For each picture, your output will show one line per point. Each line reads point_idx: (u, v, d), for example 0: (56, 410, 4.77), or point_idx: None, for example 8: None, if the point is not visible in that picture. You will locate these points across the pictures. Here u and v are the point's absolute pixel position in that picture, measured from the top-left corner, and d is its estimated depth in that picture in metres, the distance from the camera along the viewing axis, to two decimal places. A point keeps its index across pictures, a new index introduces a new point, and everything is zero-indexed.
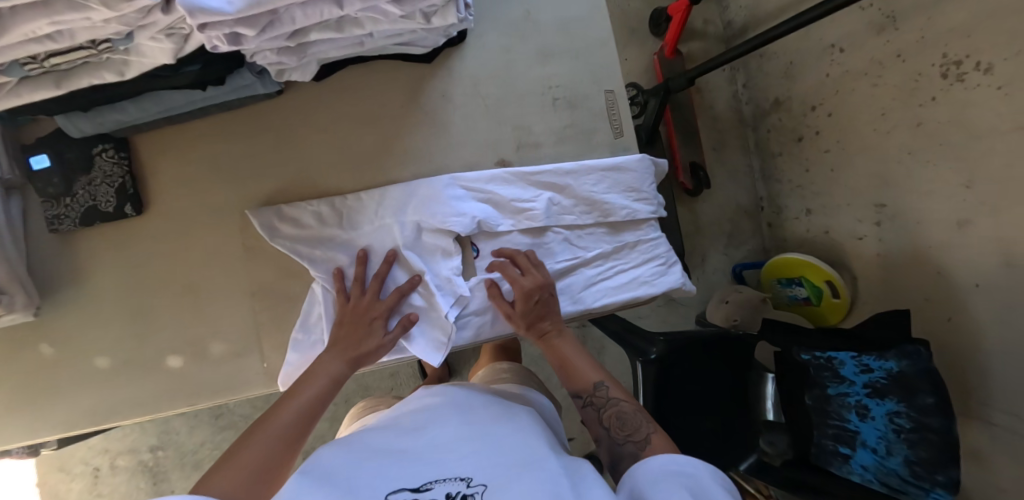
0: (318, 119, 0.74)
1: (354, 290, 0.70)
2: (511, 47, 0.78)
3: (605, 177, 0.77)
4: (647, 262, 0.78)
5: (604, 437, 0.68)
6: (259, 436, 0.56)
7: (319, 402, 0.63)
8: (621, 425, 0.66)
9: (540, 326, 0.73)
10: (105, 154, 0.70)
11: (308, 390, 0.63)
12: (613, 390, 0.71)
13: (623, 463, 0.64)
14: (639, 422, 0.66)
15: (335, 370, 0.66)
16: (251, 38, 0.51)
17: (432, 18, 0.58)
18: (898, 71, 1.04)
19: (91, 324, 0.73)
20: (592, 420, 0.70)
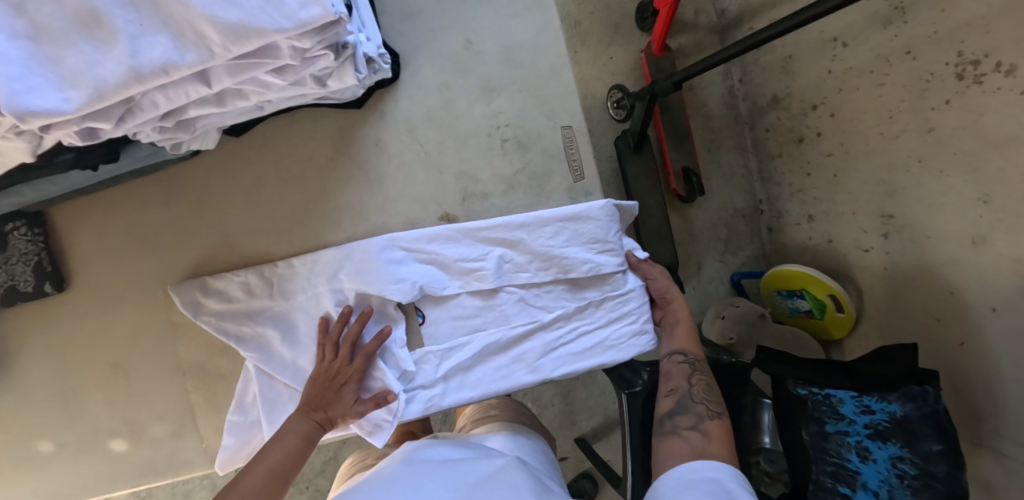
0: (239, 180, 0.68)
1: (330, 349, 0.64)
2: (451, 84, 0.70)
3: (563, 228, 0.68)
4: (615, 321, 0.71)
5: (681, 388, 0.67)
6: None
7: (287, 466, 0.59)
8: (708, 389, 0.67)
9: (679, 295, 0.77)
10: (18, 232, 0.66)
11: (270, 455, 0.59)
12: (703, 361, 0.72)
13: (684, 416, 0.64)
14: (717, 397, 0.67)
15: (304, 431, 0.61)
16: (111, 129, 0.45)
17: (328, 81, 0.51)
18: (907, 69, 0.92)
19: (20, 408, 0.69)
20: (678, 373, 0.69)
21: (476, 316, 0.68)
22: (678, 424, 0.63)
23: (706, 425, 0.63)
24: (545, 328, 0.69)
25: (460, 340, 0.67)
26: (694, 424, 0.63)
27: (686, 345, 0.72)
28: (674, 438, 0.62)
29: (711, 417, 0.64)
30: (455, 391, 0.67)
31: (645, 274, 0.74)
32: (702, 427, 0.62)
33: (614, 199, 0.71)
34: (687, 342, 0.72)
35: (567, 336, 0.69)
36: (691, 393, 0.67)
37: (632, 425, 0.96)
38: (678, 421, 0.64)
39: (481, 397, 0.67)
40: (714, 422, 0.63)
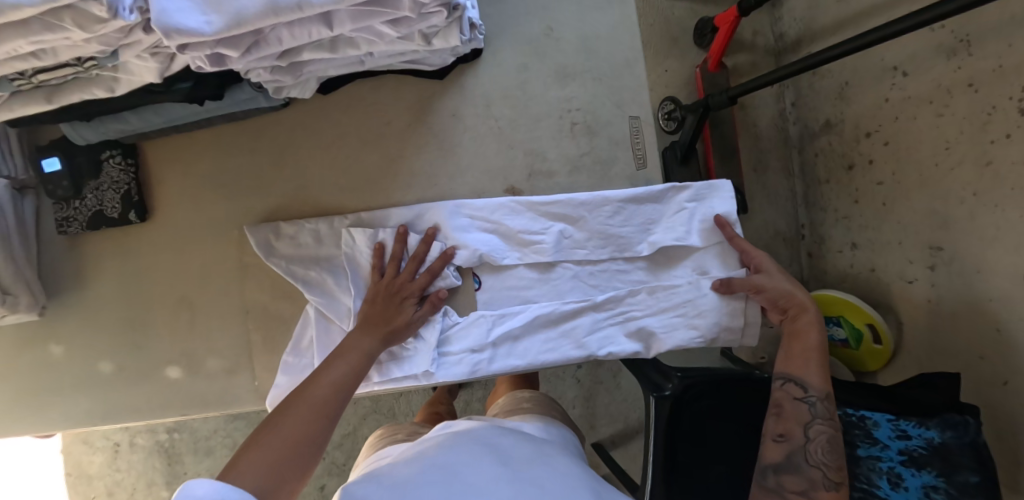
0: (322, 136, 0.71)
1: (388, 268, 0.67)
2: (528, 65, 0.73)
3: (622, 210, 0.71)
4: (661, 312, 0.71)
5: (795, 438, 0.64)
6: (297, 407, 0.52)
7: (350, 378, 0.58)
8: (830, 449, 0.63)
9: (803, 299, 0.68)
10: (113, 160, 0.70)
11: (342, 363, 0.59)
12: (828, 401, 0.64)
13: (793, 478, 0.62)
14: (838, 458, 0.63)
15: (363, 345, 0.62)
16: (236, 59, 0.48)
17: (433, 40, 0.53)
18: (968, 101, 0.92)
19: (91, 328, 0.74)
20: (793, 417, 0.64)
21: (534, 288, 0.71)
22: (784, 485, 0.62)
23: (816, 491, 0.61)
24: (597, 308, 0.71)
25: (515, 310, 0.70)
26: (803, 488, 0.62)
27: (807, 378, 0.64)
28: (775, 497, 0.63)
29: (826, 485, 0.61)
30: (502, 356, 0.69)
31: (740, 249, 0.71)
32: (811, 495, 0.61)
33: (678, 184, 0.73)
34: (808, 372, 0.64)
35: (615, 318, 0.71)
36: (807, 452, 0.63)
37: (659, 428, 0.97)
38: (784, 480, 0.63)
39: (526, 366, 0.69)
40: (828, 492, 0.61)
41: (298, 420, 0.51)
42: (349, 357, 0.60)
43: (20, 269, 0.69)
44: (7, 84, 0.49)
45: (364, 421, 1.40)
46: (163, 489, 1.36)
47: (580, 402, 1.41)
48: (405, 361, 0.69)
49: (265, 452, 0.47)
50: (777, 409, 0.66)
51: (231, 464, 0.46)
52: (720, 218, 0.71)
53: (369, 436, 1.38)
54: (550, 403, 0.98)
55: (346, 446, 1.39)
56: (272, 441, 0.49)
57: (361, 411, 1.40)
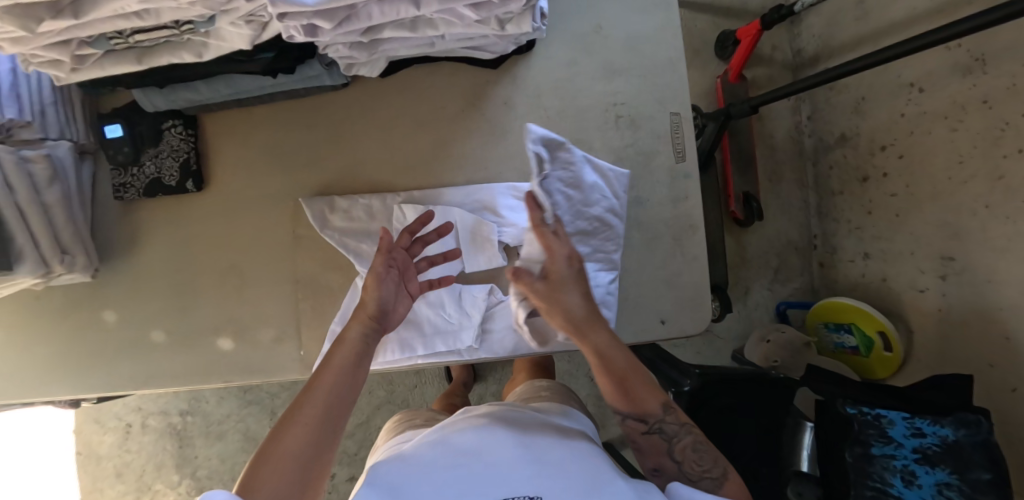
0: (378, 116, 0.74)
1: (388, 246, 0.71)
2: (578, 60, 0.76)
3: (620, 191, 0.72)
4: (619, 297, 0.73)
5: (666, 468, 0.59)
6: (296, 418, 0.51)
7: (347, 372, 0.57)
8: (697, 456, 0.57)
9: (580, 317, 0.60)
10: (175, 130, 0.73)
11: (335, 362, 0.57)
12: (668, 418, 0.60)
13: None
14: (708, 464, 0.56)
15: (356, 334, 0.60)
16: (327, 31, 0.51)
17: (506, 25, 0.57)
18: (982, 117, 0.97)
19: (140, 293, 0.75)
20: (654, 447, 0.60)
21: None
22: None
23: None
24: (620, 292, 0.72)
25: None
26: None
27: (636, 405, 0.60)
28: None
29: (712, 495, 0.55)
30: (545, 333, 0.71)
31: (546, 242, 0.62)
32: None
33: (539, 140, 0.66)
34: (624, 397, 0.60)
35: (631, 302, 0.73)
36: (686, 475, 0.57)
37: None
38: None
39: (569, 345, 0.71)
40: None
41: (301, 437, 0.50)
42: (342, 352, 0.58)
43: (77, 229, 0.71)
44: (104, 43, 0.51)
45: (377, 411, 1.41)
46: (173, 472, 1.36)
47: (593, 400, 1.42)
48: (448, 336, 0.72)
49: (268, 474, 0.47)
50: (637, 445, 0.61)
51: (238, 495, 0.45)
52: (528, 195, 0.63)
53: (382, 426, 1.38)
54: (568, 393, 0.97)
55: (358, 435, 1.40)
56: (278, 465, 0.48)
57: (375, 401, 1.41)
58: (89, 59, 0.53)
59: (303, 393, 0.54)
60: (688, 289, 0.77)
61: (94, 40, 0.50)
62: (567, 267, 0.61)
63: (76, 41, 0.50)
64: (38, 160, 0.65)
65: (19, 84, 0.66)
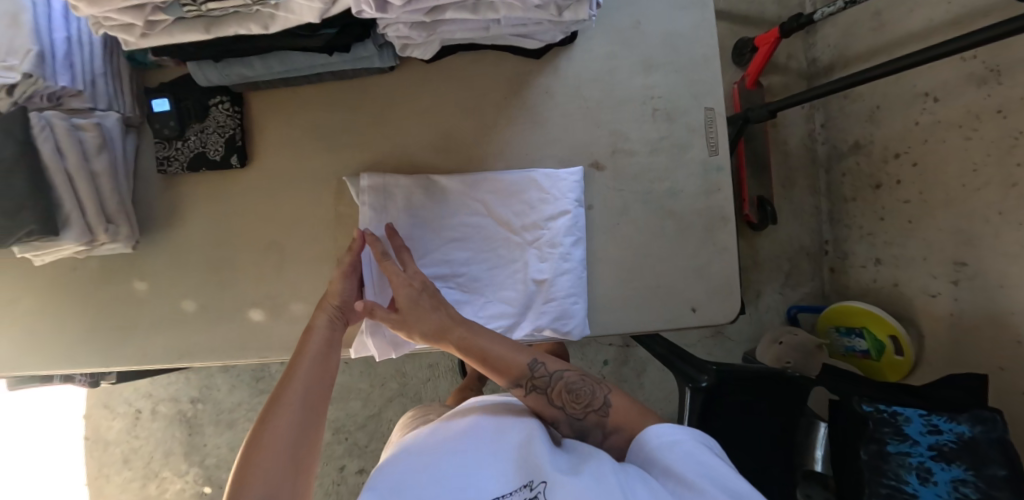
0: (422, 100, 0.76)
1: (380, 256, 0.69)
2: (616, 53, 0.78)
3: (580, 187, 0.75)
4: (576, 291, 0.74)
5: (560, 417, 0.61)
6: (279, 415, 0.56)
7: (318, 366, 0.63)
8: (573, 389, 0.62)
9: (435, 321, 0.66)
10: (222, 106, 0.74)
11: (309, 350, 0.64)
12: (544, 366, 0.64)
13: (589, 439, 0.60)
14: (587, 389, 0.62)
15: (321, 325, 0.66)
16: (397, 7, 0.53)
17: (564, 12, 0.59)
18: (998, 126, 0.99)
19: (179, 267, 0.76)
20: (542, 402, 0.62)
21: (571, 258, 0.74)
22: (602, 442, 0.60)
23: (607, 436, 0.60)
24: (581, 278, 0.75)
25: (543, 277, 0.73)
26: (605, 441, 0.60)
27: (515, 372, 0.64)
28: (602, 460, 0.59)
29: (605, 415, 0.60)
30: (533, 317, 0.74)
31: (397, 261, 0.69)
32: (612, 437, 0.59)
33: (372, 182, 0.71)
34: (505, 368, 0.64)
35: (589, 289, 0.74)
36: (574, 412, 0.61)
37: (694, 416, 1.06)
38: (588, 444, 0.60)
39: (553, 328, 0.73)
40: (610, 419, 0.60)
41: (289, 422, 0.56)
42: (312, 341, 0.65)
43: (121, 200, 0.72)
44: (177, 9, 0.52)
45: (389, 403, 1.41)
46: (182, 460, 1.36)
47: None
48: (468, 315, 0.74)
49: (262, 466, 0.51)
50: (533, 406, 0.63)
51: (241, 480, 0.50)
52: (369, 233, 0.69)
53: (394, 419, 1.38)
54: None
55: (369, 428, 1.39)
56: (272, 448, 0.53)
57: (387, 394, 1.41)
58: (160, 25, 0.55)
59: (284, 383, 0.60)
60: (719, 278, 0.79)
61: (169, 5, 0.51)
62: (408, 294, 0.67)
63: (151, 6, 0.52)
64: (88, 128, 0.67)
65: (73, 53, 0.66)
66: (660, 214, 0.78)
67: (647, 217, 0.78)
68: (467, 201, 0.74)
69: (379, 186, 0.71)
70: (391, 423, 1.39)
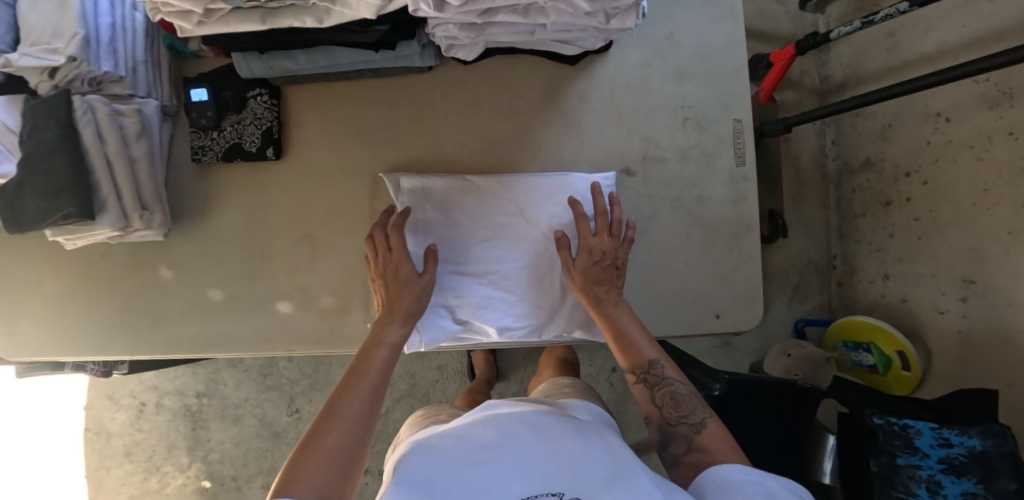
0: (459, 100, 0.77)
1: (383, 246, 0.71)
2: (650, 62, 0.80)
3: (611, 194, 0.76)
4: None
5: (655, 416, 0.62)
6: (338, 416, 0.55)
7: (382, 373, 0.62)
8: (676, 398, 0.61)
9: (599, 291, 0.70)
10: (260, 98, 0.74)
11: (375, 361, 0.63)
12: (666, 368, 0.64)
13: (676, 444, 0.59)
14: (693, 401, 0.61)
15: (392, 335, 0.67)
16: (453, 7, 0.54)
17: (612, 20, 0.61)
18: (1008, 147, 1.00)
19: (209, 256, 0.76)
20: (644, 397, 0.64)
21: None
22: (676, 456, 0.59)
23: (690, 456, 0.57)
24: None
25: None
26: (685, 452, 0.58)
27: (642, 355, 0.66)
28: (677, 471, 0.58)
29: (695, 432, 0.58)
30: (563, 318, 0.77)
31: (599, 229, 0.73)
32: (689, 456, 0.57)
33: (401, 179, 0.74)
34: (638, 348, 0.67)
35: None
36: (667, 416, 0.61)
37: None
38: (673, 449, 0.59)
39: (582, 330, 0.77)
40: (699, 437, 0.57)
41: (346, 425, 0.54)
42: (378, 353, 0.64)
43: (156, 187, 0.72)
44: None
45: (396, 404, 1.40)
46: (183, 455, 1.35)
47: None
48: (499, 314, 0.75)
49: (315, 464, 0.49)
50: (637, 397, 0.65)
51: (287, 478, 0.47)
52: (430, 248, 0.72)
53: (401, 419, 1.38)
54: (593, 391, 0.86)
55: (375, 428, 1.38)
56: (328, 448, 0.51)
57: (395, 394, 1.40)
58: (216, 14, 0.55)
59: (343, 386, 0.59)
60: (744, 286, 0.80)
61: None
62: (596, 261, 0.71)
63: None
64: (129, 114, 0.67)
65: (117, 39, 0.67)
66: (689, 221, 0.79)
67: (675, 223, 0.79)
68: (503, 201, 0.75)
69: (417, 188, 0.73)
70: (398, 424, 1.39)
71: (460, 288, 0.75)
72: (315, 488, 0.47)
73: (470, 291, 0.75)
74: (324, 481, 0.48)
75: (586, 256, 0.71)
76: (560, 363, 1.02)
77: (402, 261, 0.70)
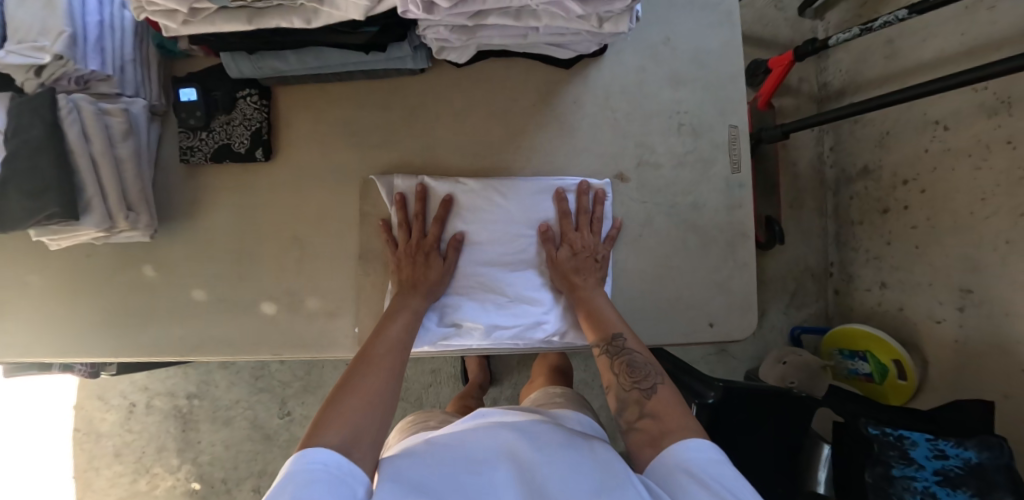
0: (452, 103, 0.76)
1: (415, 228, 0.72)
2: (646, 66, 0.79)
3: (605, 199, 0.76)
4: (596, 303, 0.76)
5: (611, 383, 0.63)
6: (369, 370, 0.59)
7: (405, 331, 0.66)
8: (632, 366, 0.62)
9: (575, 278, 0.72)
10: (250, 98, 0.73)
11: (395, 324, 0.66)
12: (630, 342, 0.65)
13: (628, 409, 0.59)
14: (648, 368, 0.62)
15: (415, 301, 0.70)
16: (443, 9, 0.53)
17: (605, 24, 0.60)
18: (1006, 156, 0.99)
19: (196, 258, 0.75)
20: (604, 366, 0.65)
21: None
22: (629, 420, 0.59)
23: (642, 420, 0.57)
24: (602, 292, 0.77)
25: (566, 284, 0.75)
26: (637, 417, 0.58)
27: (609, 330, 0.67)
28: (628, 436, 0.58)
29: (647, 397, 0.59)
30: (556, 324, 0.75)
31: (580, 223, 0.74)
32: (643, 421, 0.57)
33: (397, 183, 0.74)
34: (606, 325, 0.68)
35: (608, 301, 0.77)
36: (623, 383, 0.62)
37: None
38: (626, 414, 0.59)
39: (575, 336, 0.76)
40: (652, 401, 0.58)
41: (377, 378, 0.58)
42: (401, 313, 0.68)
43: (143, 188, 0.71)
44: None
45: None
46: (173, 456, 1.34)
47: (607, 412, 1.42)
48: (493, 318, 0.73)
49: (351, 409, 0.53)
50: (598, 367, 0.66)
51: (322, 424, 0.51)
52: (458, 236, 0.73)
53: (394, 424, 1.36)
54: (584, 403, 0.84)
55: None
56: (361, 397, 0.55)
57: None
58: (201, 14, 0.55)
59: (371, 343, 0.63)
60: (738, 294, 0.79)
61: None
62: (575, 252, 0.73)
63: None
64: (115, 114, 0.66)
65: (104, 37, 0.66)
66: (683, 228, 0.79)
67: (670, 230, 0.78)
68: (495, 204, 0.74)
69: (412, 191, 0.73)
70: None
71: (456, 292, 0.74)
72: (350, 432, 0.51)
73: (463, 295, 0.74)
74: (358, 426, 0.52)
75: (564, 247, 0.74)
76: (552, 369, 1.01)
77: (435, 248, 0.72)
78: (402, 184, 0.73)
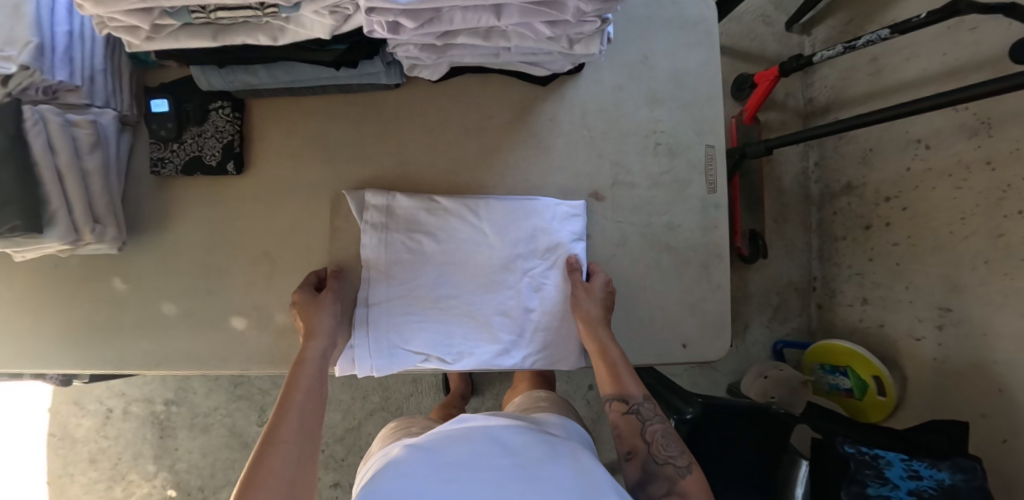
0: (427, 118, 0.76)
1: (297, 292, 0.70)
2: (623, 86, 0.79)
3: (574, 218, 0.75)
4: (562, 322, 0.75)
5: (638, 452, 0.67)
6: (278, 449, 0.54)
7: (312, 388, 0.63)
8: (664, 435, 0.67)
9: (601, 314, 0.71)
10: (222, 111, 0.73)
11: (301, 384, 0.62)
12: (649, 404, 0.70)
13: (656, 485, 0.63)
14: (680, 447, 0.66)
15: (313, 351, 0.66)
16: (409, 29, 0.53)
17: (576, 45, 0.60)
18: (985, 177, 0.99)
19: (164, 271, 0.74)
20: (631, 431, 0.68)
21: (544, 290, 0.75)
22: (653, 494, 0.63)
23: (677, 487, 0.62)
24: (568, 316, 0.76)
25: (534, 307, 0.74)
26: (667, 491, 0.62)
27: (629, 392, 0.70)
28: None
29: (682, 474, 0.63)
30: (525, 345, 0.74)
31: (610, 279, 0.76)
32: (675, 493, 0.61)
33: (367, 196, 0.72)
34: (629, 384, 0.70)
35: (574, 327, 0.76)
36: (653, 452, 0.66)
37: None
38: (652, 490, 0.63)
39: (543, 359, 0.75)
40: (687, 480, 0.62)
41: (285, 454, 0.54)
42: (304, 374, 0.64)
43: (111, 200, 0.70)
44: (185, 15, 0.52)
45: (370, 417, 1.37)
46: (149, 463, 1.32)
47: None
48: (470, 340, 0.73)
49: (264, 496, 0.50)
50: (616, 431, 0.70)
51: None
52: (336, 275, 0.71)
53: (374, 433, 1.35)
54: (569, 407, 0.83)
55: (347, 440, 1.36)
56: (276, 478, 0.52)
57: (368, 407, 1.38)
58: (165, 30, 0.54)
59: (277, 417, 0.58)
60: (711, 315, 0.79)
61: (177, 11, 0.51)
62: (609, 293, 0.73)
63: (158, 10, 0.51)
64: (82, 125, 0.65)
65: (74, 48, 0.65)
66: (658, 248, 0.78)
67: (644, 250, 0.78)
68: (471, 245, 0.73)
69: (384, 206, 0.72)
70: (370, 438, 1.36)
71: (422, 335, 0.72)
72: None
73: (426, 321, 0.72)
74: None
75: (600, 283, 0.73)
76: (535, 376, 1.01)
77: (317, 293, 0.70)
78: (375, 198, 0.72)
